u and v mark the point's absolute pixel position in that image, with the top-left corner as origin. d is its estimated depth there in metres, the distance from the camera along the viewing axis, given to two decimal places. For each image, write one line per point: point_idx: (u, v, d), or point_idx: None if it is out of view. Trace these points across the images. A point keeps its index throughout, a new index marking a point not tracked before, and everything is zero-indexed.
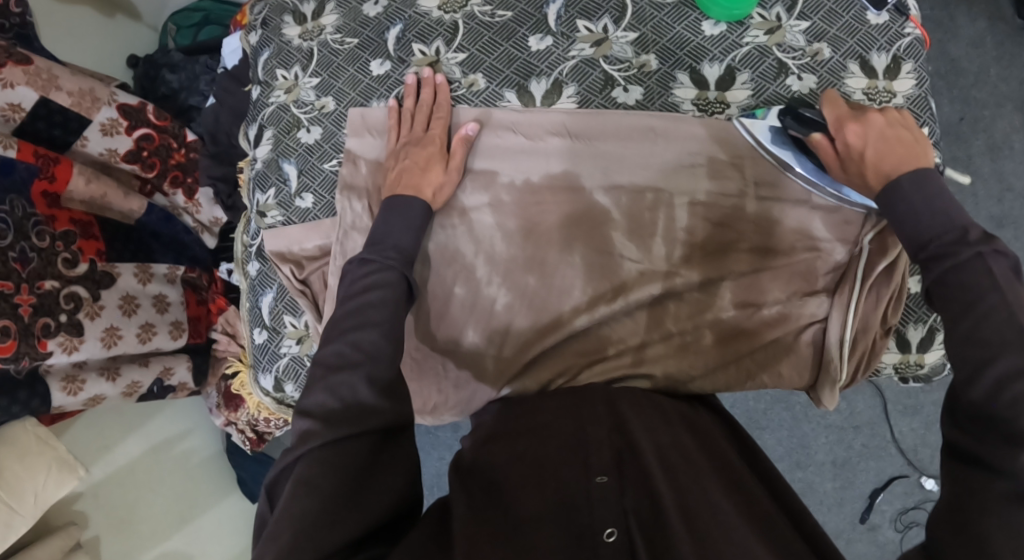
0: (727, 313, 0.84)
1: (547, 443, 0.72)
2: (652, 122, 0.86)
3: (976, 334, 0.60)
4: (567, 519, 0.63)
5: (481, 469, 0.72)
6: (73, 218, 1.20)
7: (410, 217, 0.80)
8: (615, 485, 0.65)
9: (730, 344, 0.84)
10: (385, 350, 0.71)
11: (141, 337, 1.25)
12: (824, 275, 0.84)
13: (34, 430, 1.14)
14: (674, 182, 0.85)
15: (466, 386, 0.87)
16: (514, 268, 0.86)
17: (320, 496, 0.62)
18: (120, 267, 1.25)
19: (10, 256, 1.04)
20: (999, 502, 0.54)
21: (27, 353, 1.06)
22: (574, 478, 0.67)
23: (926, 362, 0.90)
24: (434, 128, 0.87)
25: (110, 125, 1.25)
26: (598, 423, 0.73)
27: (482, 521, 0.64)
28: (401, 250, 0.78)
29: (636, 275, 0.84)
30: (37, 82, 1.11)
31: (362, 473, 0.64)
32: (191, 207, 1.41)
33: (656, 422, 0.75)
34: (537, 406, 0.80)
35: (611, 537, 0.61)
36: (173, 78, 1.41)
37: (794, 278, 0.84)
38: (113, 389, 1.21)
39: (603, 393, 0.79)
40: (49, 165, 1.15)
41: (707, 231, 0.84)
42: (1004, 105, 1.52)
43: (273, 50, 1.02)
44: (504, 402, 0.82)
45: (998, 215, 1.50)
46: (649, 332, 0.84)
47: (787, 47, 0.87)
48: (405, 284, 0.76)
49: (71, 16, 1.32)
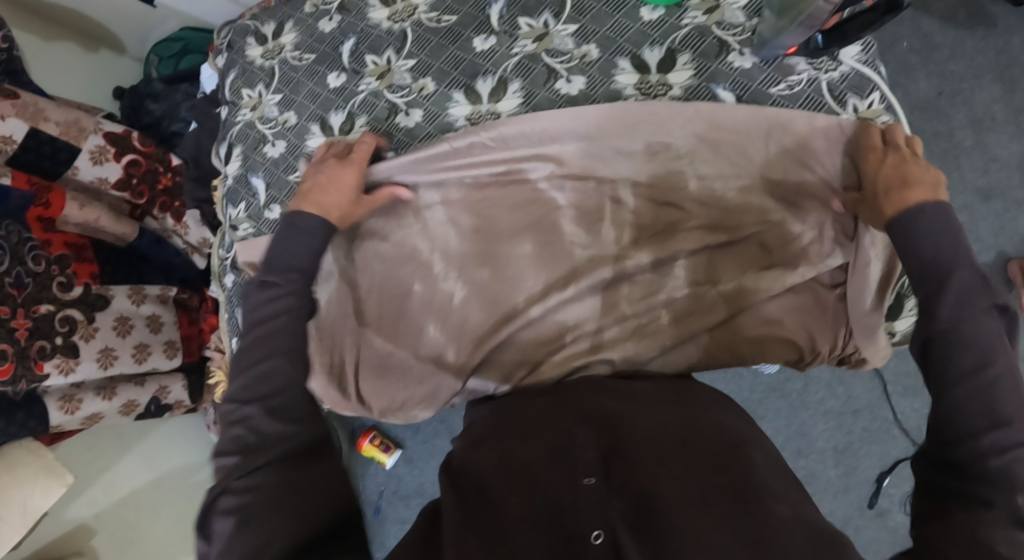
0: (681, 292, 0.89)
1: (532, 445, 0.75)
2: (593, 114, 0.90)
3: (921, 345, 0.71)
4: (558, 524, 0.66)
5: (466, 473, 0.74)
6: (67, 241, 1.26)
7: (310, 238, 0.81)
8: (602, 487, 0.68)
9: (684, 322, 0.88)
10: (282, 382, 0.73)
11: (137, 357, 1.31)
12: (779, 250, 0.88)
13: (26, 445, 1.21)
14: (614, 167, 0.91)
15: (429, 379, 0.91)
16: (468, 262, 0.92)
17: (252, 524, 0.64)
18: (113, 289, 1.31)
19: (6, 282, 1.11)
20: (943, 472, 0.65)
21: (24, 375, 1.12)
22: (563, 481, 0.69)
23: (897, 330, 0.92)
24: (355, 154, 0.90)
25: (99, 151, 1.31)
26: (583, 422, 0.76)
27: (475, 529, 0.66)
28: (301, 272, 0.78)
29: (585, 260, 0.89)
30: (25, 114, 1.19)
31: (280, 493, 0.67)
32: (180, 229, 1.46)
33: (640, 413, 0.77)
34: (528, 407, 0.83)
35: (598, 539, 0.64)
36: (155, 108, 1.47)
37: (745, 253, 0.89)
38: (110, 406, 1.27)
39: (586, 391, 0.82)
40: (42, 192, 1.22)
41: (654, 215, 0.90)
42: (982, 77, 1.54)
43: (237, 71, 1.06)
44: (495, 400, 0.86)
45: (985, 186, 1.52)
46: (604, 317, 0.89)
47: (726, 24, 0.93)
48: (306, 308, 0.78)
49: (57, 52, 1.40)
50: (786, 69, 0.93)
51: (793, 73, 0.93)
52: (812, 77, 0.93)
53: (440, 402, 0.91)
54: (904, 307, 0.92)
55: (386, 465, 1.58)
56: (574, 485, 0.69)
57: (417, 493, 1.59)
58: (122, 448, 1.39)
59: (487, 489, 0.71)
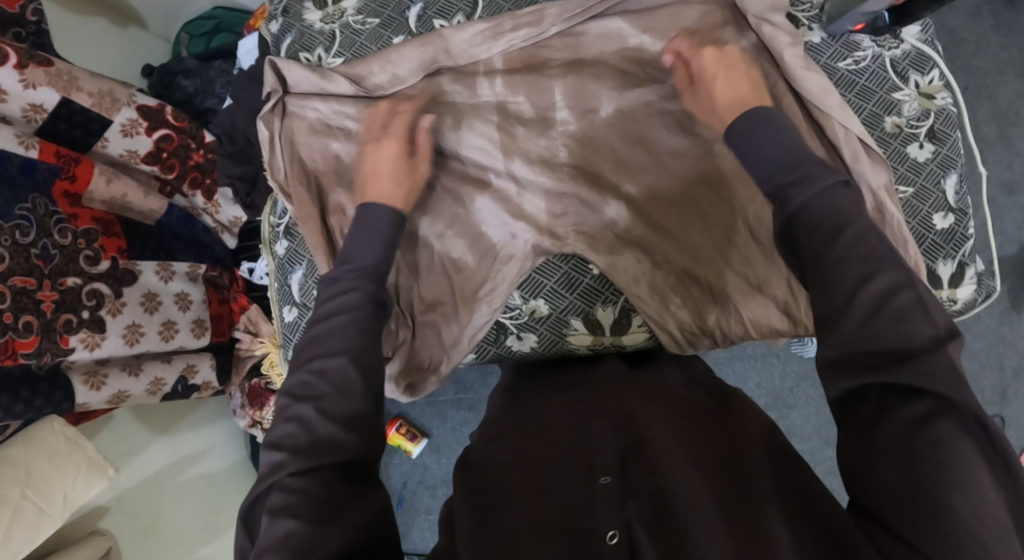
0: (669, 194, 0.97)
1: (551, 442, 0.76)
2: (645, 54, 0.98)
3: (819, 254, 0.68)
4: (570, 525, 0.67)
5: (483, 465, 0.77)
6: (94, 216, 1.21)
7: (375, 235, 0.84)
8: (618, 485, 0.69)
9: (654, 220, 0.98)
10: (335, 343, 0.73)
11: (164, 335, 1.25)
12: (695, 165, 0.97)
13: (62, 431, 1.16)
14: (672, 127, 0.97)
15: (434, 268, 1.01)
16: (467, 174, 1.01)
17: (301, 508, 0.62)
18: (141, 265, 1.25)
19: (32, 252, 1.07)
20: (891, 398, 0.61)
21: (50, 349, 1.06)
22: (578, 482, 0.71)
23: (959, 297, 0.92)
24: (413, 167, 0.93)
25: (130, 125, 1.27)
26: (604, 419, 0.78)
27: (491, 531, 0.68)
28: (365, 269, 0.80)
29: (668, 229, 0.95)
30: (58, 83, 1.14)
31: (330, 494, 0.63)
32: (211, 208, 1.41)
33: (667, 416, 0.78)
34: (549, 404, 0.86)
35: (613, 539, 0.65)
36: (188, 83, 1.44)
37: (664, 171, 0.97)
38: (137, 384, 1.20)
39: (610, 395, 0.84)
40: (70, 165, 1.17)
41: (670, 155, 0.97)
42: (1007, 73, 1.57)
43: (295, 34, 1.09)
44: (510, 401, 0.91)
45: (1009, 179, 1.54)
46: (603, 196, 0.98)
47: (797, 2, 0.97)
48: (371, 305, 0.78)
49: (88, 27, 1.37)
50: (852, 45, 0.95)
51: (859, 49, 0.95)
52: (877, 54, 0.94)
53: (449, 293, 1.01)
54: (965, 275, 0.92)
55: (412, 454, 1.55)
56: (592, 486, 0.69)
57: (443, 482, 1.56)
58: (149, 438, 1.36)
59: (501, 490, 0.72)
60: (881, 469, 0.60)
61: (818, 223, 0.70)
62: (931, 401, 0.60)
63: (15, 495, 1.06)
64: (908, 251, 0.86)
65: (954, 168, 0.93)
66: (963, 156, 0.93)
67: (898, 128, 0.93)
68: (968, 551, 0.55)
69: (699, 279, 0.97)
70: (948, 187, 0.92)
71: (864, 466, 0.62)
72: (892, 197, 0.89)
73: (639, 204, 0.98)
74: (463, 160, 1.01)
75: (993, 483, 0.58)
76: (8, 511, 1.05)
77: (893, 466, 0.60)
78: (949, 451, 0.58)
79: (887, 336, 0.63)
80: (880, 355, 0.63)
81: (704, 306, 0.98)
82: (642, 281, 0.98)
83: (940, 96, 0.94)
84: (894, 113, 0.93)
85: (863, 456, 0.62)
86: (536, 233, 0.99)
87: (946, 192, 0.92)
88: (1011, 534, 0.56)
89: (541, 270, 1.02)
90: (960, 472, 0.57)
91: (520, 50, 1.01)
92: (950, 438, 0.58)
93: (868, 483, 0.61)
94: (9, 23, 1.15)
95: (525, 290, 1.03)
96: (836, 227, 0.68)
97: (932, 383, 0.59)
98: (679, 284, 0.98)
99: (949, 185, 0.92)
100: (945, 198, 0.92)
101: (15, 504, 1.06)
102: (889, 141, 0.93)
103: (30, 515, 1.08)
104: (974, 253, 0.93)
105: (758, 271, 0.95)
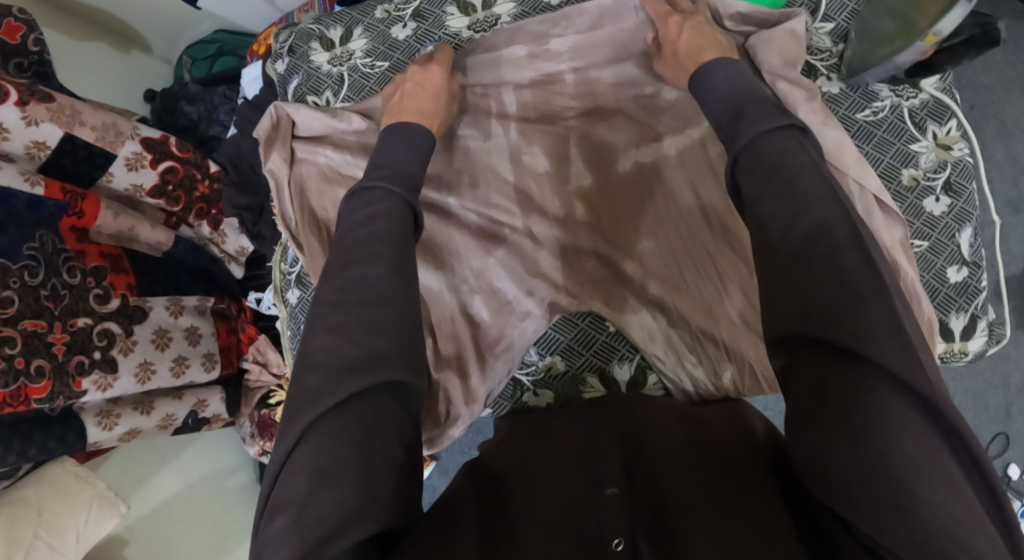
0: (667, 243, 1.01)
1: (559, 460, 0.80)
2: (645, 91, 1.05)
3: (765, 198, 0.72)
4: (570, 531, 0.69)
5: (496, 477, 0.80)
6: (103, 251, 1.20)
7: (413, 145, 0.91)
8: (624, 497, 0.72)
9: (656, 272, 1.01)
10: (361, 284, 0.75)
11: (175, 370, 1.24)
12: (686, 210, 1.00)
13: (73, 469, 1.15)
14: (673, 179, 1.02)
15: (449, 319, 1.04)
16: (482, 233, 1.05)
17: (322, 464, 0.65)
18: (151, 301, 1.25)
19: (41, 293, 1.06)
20: (837, 359, 0.62)
21: (62, 392, 1.06)
22: (587, 493, 0.73)
23: (968, 349, 1.01)
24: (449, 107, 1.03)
25: (134, 158, 1.25)
26: (610, 433, 0.83)
27: (492, 540, 0.69)
28: (400, 174, 0.86)
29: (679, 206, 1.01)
30: (61, 118, 1.12)
31: (365, 435, 0.67)
32: (217, 237, 1.41)
33: (671, 429, 0.82)
34: (559, 425, 0.90)
35: (619, 547, 0.67)
36: (191, 110, 1.43)
37: (656, 215, 1.02)
38: (149, 421, 1.21)
39: (619, 410, 0.89)
40: (76, 200, 1.15)
41: (678, 206, 1.01)
42: (1013, 90, 1.56)
43: (302, 76, 1.14)
44: (517, 422, 0.95)
45: (1015, 198, 1.54)
46: (619, 254, 1.02)
47: (816, 48, 1.06)
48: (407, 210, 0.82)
49: (87, 54, 1.34)
50: (871, 95, 1.04)
51: (878, 100, 1.04)
52: (895, 104, 1.03)
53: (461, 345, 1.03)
54: (976, 329, 1.01)
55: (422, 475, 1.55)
56: (599, 497, 0.72)
57: None
58: (158, 465, 1.37)
59: (509, 507, 0.74)
60: (840, 444, 0.60)
61: (775, 161, 0.73)
62: (870, 369, 0.61)
63: (28, 536, 1.05)
64: (922, 306, 0.93)
65: (971, 220, 1.01)
66: (977, 208, 1.02)
67: (915, 181, 1.02)
68: (938, 546, 0.54)
69: (714, 336, 0.98)
70: (962, 240, 1.01)
71: (812, 437, 0.62)
72: (906, 252, 0.95)
73: (652, 258, 1.01)
74: (481, 212, 1.06)
75: (969, 483, 0.58)
76: (21, 551, 1.03)
77: (846, 436, 0.60)
78: (904, 447, 0.58)
79: (819, 286, 0.65)
80: (825, 312, 0.64)
81: (718, 362, 0.98)
82: (658, 338, 1.00)
83: (957, 148, 1.02)
84: (911, 165, 1.02)
85: (825, 415, 0.62)
86: (553, 290, 1.02)
87: (961, 245, 1.00)
88: (986, 523, 0.56)
89: (562, 325, 1.05)
90: (915, 455, 0.58)
91: (534, 99, 1.08)
92: (904, 416, 0.59)
93: (821, 463, 0.61)
94: (10, 53, 1.12)
95: (542, 346, 1.05)
96: (804, 173, 0.71)
97: (866, 346, 0.61)
98: (694, 341, 0.99)
99: (963, 238, 1.01)
100: (959, 251, 1.00)
101: (28, 545, 1.04)
102: (906, 194, 1.02)
103: (43, 553, 1.06)
104: (984, 305, 1.01)
105: (750, 311, 0.96)
